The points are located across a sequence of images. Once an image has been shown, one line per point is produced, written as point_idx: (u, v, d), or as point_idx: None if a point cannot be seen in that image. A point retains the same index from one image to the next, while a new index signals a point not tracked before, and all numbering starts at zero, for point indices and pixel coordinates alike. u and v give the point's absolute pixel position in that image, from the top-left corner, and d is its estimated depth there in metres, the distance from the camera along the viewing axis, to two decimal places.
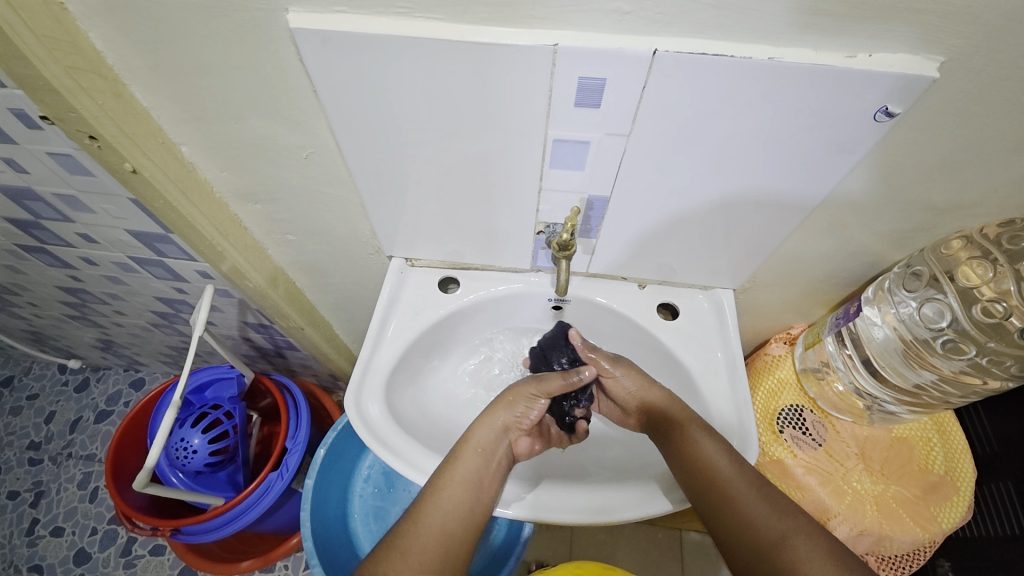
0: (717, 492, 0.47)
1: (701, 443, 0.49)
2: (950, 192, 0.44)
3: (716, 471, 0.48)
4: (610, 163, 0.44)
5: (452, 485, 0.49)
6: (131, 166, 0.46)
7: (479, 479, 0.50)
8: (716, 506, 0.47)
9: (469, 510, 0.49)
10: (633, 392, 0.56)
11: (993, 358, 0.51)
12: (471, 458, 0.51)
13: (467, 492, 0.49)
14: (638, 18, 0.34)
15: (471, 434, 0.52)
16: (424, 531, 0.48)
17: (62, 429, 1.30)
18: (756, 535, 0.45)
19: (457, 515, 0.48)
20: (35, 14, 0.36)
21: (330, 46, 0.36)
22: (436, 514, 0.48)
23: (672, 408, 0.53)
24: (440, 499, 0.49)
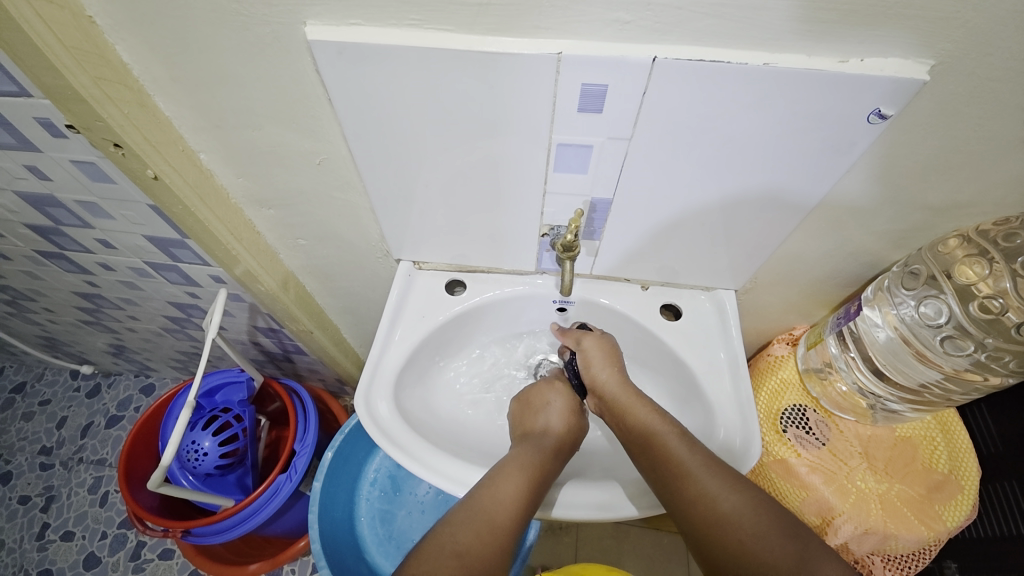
0: (689, 487, 0.47)
1: (668, 439, 0.51)
2: (946, 192, 0.45)
3: (685, 467, 0.48)
4: (612, 167, 0.45)
5: (497, 480, 0.49)
6: (153, 173, 0.47)
7: (534, 477, 0.50)
8: (698, 509, 0.46)
9: (524, 505, 0.48)
10: (591, 367, 0.59)
11: (992, 355, 0.52)
12: (527, 451, 0.53)
13: (517, 483, 0.49)
14: (638, 27, 0.35)
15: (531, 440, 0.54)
16: (463, 528, 0.45)
17: (73, 434, 1.32)
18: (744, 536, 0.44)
19: (512, 505, 0.47)
20: (65, 26, 0.38)
21: (344, 57, 0.38)
22: (497, 501, 0.47)
23: (623, 396, 0.56)
24: (485, 492, 0.48)
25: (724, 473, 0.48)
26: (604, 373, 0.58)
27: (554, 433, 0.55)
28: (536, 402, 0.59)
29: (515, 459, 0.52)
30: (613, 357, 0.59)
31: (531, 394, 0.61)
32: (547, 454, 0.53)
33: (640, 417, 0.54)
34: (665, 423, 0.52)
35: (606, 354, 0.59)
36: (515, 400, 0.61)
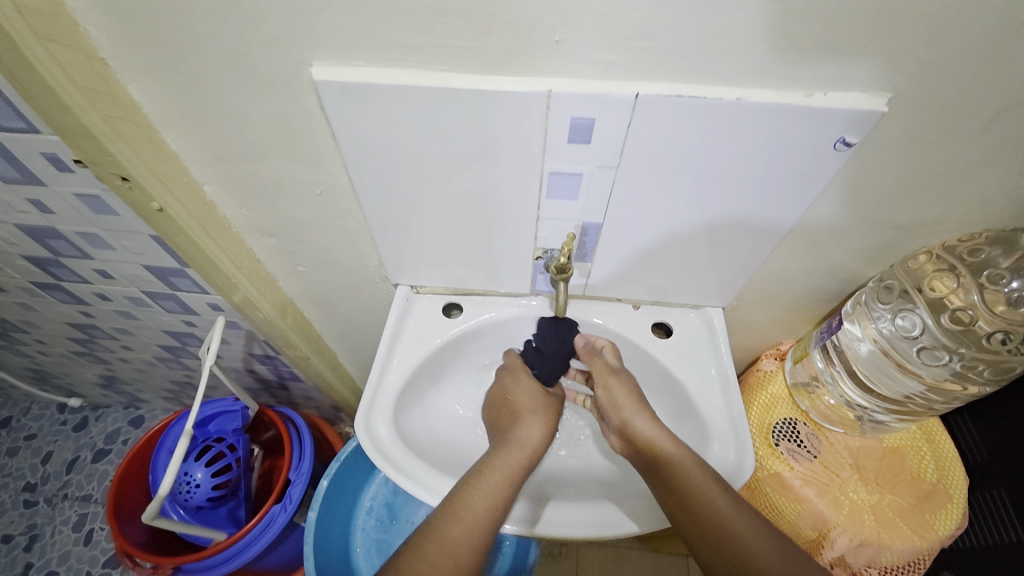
0: (698, 505, 0.49)
1: (678, 457, 0.52)
2: (913, 212, 0.48)
3: (696, 485, 0.49)
4: (601, 193, 0.48)
5: (489, 483, 0.51)
6: (157, 205, 0.49)
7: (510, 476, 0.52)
8: (703, 529, 0.48)
9: (500, 503, 0.50)
10: (619, 405, 0.56)
11: (967, 364, 0.54)
12: (516, 453, 0.54)
13: (498, 484, 0.51)
14: (621, 67, 0.38)
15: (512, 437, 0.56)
16: (450, 536, 0.48)
17: (58, 470, 1.28)
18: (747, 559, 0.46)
19: (492, 506, 0.50)
20: (79, 69, 0.39)
21: (347, 95, 0.40)
22: (477, 500, 0.50)
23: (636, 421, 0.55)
24: (466, 490, 0.50)
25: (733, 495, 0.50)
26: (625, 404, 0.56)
27: (530, 430, 0.56)
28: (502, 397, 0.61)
29: (509, 463, 0.53)
30: (631, 387, 0.58)
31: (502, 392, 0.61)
32: (526, 448, 0.55)
33: (646, 430, 0.54)
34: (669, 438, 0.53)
35: (626, 384, 0.58)
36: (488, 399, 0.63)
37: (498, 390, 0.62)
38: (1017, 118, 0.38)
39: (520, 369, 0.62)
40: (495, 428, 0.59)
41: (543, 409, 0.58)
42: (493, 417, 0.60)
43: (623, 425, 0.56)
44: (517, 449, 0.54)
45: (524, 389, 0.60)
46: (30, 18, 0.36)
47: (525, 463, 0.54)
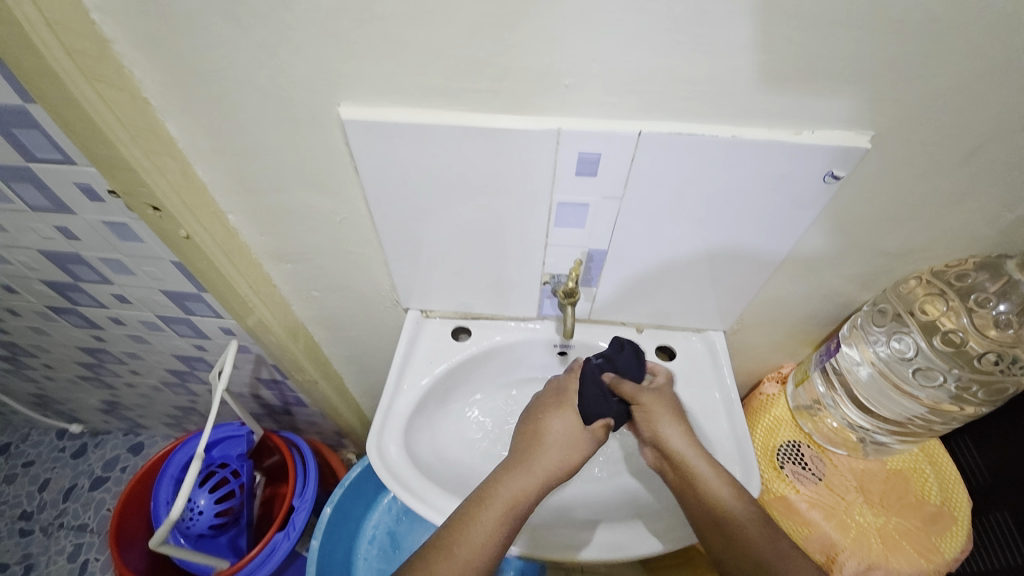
0: (732, 533, 0.48)
1: (712, 482, 0.51)
2: (901, 239, 0.50)
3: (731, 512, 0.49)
4: (606, 221, 0.51)
5: (490, 515, 0.48)
6: (185, 233, 0.52)
7: (511, 507, 0.49)
8: (735, 562, 0.48)
9: (503, 536, 0.48)
10: (654, 425, 0.56)
11: (961, 385, 0.56)
12: (523, 480, 0.51)
13: (499, 516, 0.48)
14: (624, 108, 0.41)
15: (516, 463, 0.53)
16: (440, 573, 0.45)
17: (55, 498, 1.27)
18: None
19: (492, 540, 0.47)
20: (125, 108, 0.42)
21: (371, 131, 0.43)
22: (475, 532, 0.47)
23: (671, 440, 0.55)
24: (464, 522, 0.48)
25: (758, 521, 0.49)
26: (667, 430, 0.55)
27: (547, 455, 0.53)
28: (535, 416, 0.58)
29: (513, 492, 0.50)
30: (675, 415, 0.57)
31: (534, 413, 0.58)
32: (535, 477, 0.51)
33: (686, 452, 0.54)
34: (708, 464, 0.52)
35: (669, 411, 0.57)
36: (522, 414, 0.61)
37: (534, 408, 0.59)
38: (993, 154, 0.41)
39: (565, 396, 0.59)
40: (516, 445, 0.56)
41: (575, 439, 0.55)
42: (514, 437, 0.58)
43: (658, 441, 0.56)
44: (523, 477, 0.51)
45: (561, 419, 0.56)
46: (79, 60, 0.39)
47: (531, 493, 0.51)
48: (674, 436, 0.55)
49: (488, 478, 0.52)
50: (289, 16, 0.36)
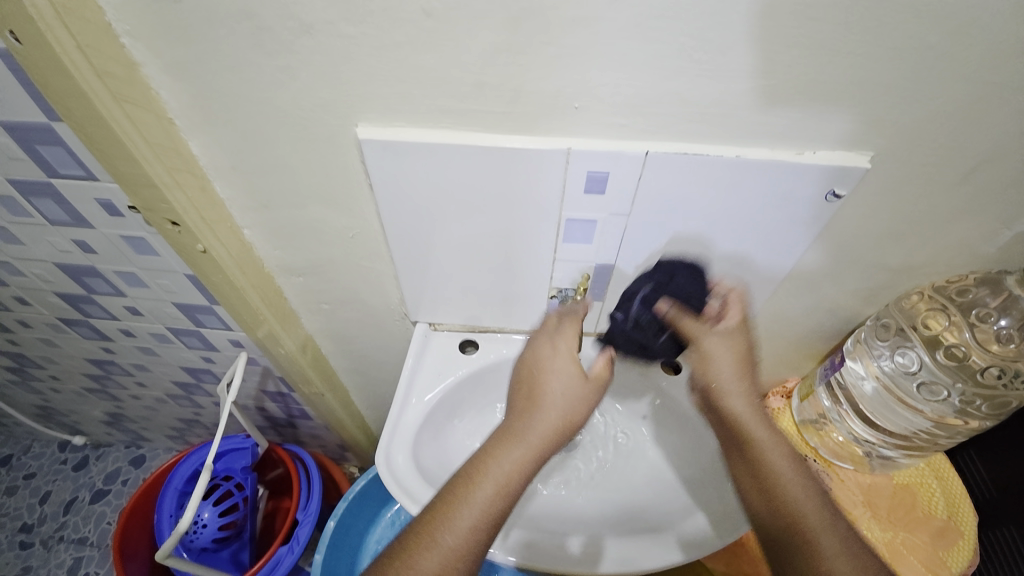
0: (785, 510, 0.45)
1: (769, 453, 0.48)
2: (902, 255, 0.51)
3: (785, 490, 0.46)
4: (614, 238, 0.52)
5: (477, 498, 0.44)
6: (202, 247, 0.53)
7: (501, 490, 0.45)
8: (785, 542, 0.44)
9: (490, 521, 0.44)
10: (710, 367, 0.50)
11: (965, 399, 0.57)
12: (516, 453, 0.46)
13: (488, 497, 0.44)
14: (632, 129, 0.43)
15: (508, 432, 0.48)
16: (422, 563, 0.42)
17: (56, 510, 1.27)
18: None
19: (478, 527, 0.43)
20: (151, 128, 0.44)
21: (387, 150, 0.45)
22: (463, 517, 0.44)
23: (727, 388, 0.49)
24: (449, 504, 0.44)
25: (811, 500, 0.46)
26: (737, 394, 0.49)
27: (539, 421, 0.48)
28: (531, 366, 0.52)
29: (504, 472, 0.45)
30: (750, 376, 0.50)
31: (531, 360, 0.52)
32: (530, 449, 0.46)
33: (748, 421, 0.49)
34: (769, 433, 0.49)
35: (740, 370, 0.49)
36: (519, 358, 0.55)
37: (532, 353, 0.53)
38: (989, 173, 0.43)
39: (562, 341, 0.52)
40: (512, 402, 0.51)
41: (579, 394, 0.49)
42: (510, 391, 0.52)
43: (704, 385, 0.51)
44: (517, 450, 0.46)
45: (558, 366, 0.50)
46: (109, 82, 0.40)
47: (525, 470, 0.46)
48: (741, 404, 0.49)
49: (477, 453, 0.47)
50: (312, 42, 0.38)
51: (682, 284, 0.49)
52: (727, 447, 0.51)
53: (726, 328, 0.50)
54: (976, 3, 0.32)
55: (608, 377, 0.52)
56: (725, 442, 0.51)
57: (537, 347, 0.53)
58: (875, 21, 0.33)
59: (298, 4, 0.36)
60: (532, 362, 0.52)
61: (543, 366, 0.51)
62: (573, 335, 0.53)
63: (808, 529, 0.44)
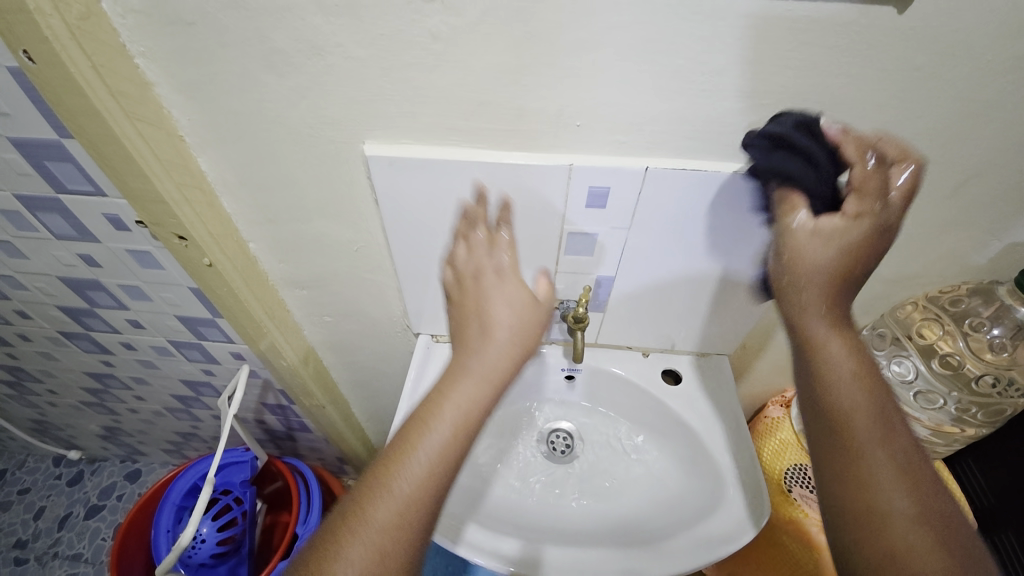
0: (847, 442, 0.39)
1: (840, 374, 0.40)
2: (896, 266, 0.53)
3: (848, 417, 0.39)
4: (615, 250, 0.53)
5: (433, 440, 0.40)
6: (208, 261, 0.53)
7: (460, 431, 0.41)
8: (839, 473, 0.38)
9: (448, 469, 0.40)
10: (798, 258, 0.39)
11: (961, 407, 0.58)
12: (467, 386, 0.42)
13: (443, 443, 0.40)
14: (632, 145, 0.44)
15: (464, 365, 0.43)
16: (379, 514, 0.37)
17: (51, 526, 1.25)
18: (882, 540, 0.35)
19: (434, 475, 0.39)
20: (162, 145, 0.45)
21: (393, 167, 0.46)
22: (420, 459, 0.40)
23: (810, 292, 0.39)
24: (406, 449, 0.40)
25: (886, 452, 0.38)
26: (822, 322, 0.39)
27: (492, 351, 0.43)
28: (472, 292, 0.46)
29: (462, 409, 0.41)
30: (841, 300, 0.39)
31: (470, 295, 0.46)
32: (484, 379, 0.42)
33: (835, 361, 0.40)
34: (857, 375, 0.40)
35: (823, 294, 0.39)
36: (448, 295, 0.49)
37: (469, 281, 0.47)
38: (978, 187, 0.44)
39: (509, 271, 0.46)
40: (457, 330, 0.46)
41: (529, 319, 0.45)
42: (453, 321, 0.47)
43: (783, 282, 0.41)
44: (470, 385, 0.42)
45: (504, 296, 0.45)
46: (122, 101, 0.41)
47: (479, 407, 0.42)
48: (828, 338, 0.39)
49: (427, 397, 0.43)
50: (323, 63, 0.39)
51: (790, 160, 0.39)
52: (816, 390, 0.41)
53: (818, 232, 0.38)
54: (959, 29, 0.33)
55: (550, 304, 0.47)
56: (802, 385, 0.42)
57: (472, 283, 0.46)
58: (865, 45, 0.35)
59: (309, 27, 0.37)
60: (473, 296, 0.46)
61: (485, 300, 0.45)
62: (511, 263, 0.47)
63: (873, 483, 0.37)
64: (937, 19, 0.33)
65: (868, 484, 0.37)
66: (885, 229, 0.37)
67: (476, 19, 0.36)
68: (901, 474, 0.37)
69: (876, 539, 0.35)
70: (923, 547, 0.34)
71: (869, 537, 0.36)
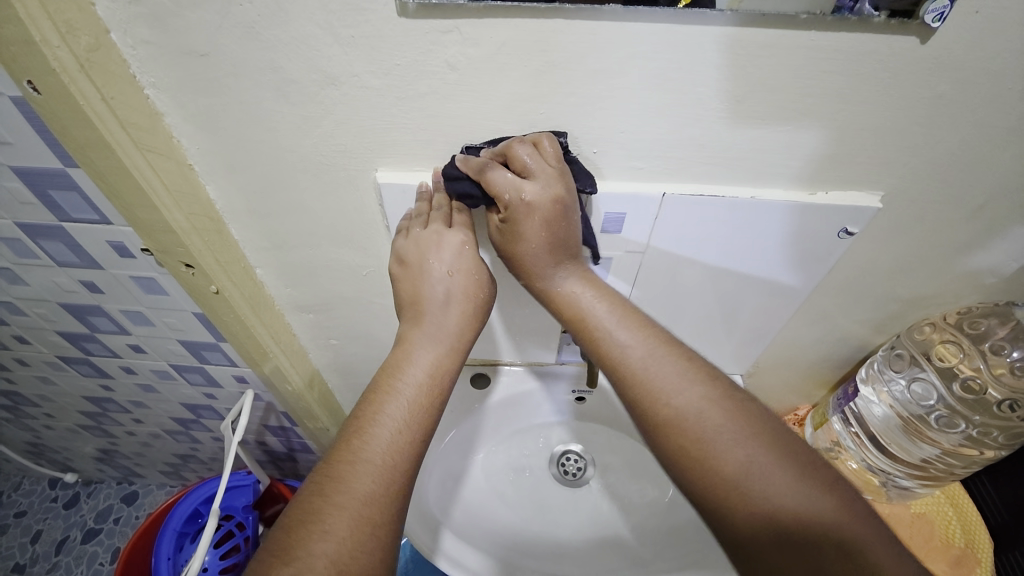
0: (648, 398, 0.41)
1: (611, 336, 0.44)
2: (911, 286, 0.52)
3: (638, 369, 0.42)
4: (627, 274, 0.53)
5: (392, 410, 0.42)
6: (215, 288, 0.52)
7: (425, 398, 0.43)
8: (663, 429, 0.40)
9: (418, 436, 0.42)
10: (511, 244, 0.44)
11: (982, 430, 0.57)
12: (436, 351, 0.45)
13: (406, 415, 0.42)
14: (650, 172, 0.44)
15: (418, 330, 0.46)
16: (355, 482, 0.37)
17: (47, 551, 1.22)
18: (717, 467, 0.37)
19: (405, 445, 0.40)
20: (171, 175, 0.44)
21: (407, 194, 0.46)
22: (383, 431, 0.40)
23: (534, 260, 0.44)
24: (372, 420, 0.41)
25: (678, 376, 0.41)
26: (556, 273, 0.46)
27: (450, 316, 0.46)
28: (416, 258, 0.46)
29: (422, 376, 0.44)
30: (559, 252, 0.45)
31: (425, 263, 0.46)
32: (448, 347, 0.46)
33: (589, 308, 0.45)
34: (614, 318, 0.44)
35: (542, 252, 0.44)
36: (394, 261, 0.48)
37: (411, 248, 0.46)
38: (996, 209, 0.44)
39: (467, 241, 0.46)
40: (404, 298, 0.47)
41: (483, 286, 0.47)
42: (399, 292, 0.48)
43: (517, 263, 0.45)
44: (428, 351, 0.45)
45: (444, 256, 0.45)
46: (133, 132, 0.40)
47: (443, 372, 0.45)
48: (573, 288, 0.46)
49: (387, 366, 0.44)
50: (337, 93, 0.39)
51: (466, 184, 0.42)
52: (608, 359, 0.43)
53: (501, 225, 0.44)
54: (984, 57, 0.33)
55: (490, 274, 0.48)
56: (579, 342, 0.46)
57: (425, 252, 0.45)
58: (886, 73, 0.35)
59: (326, 59, 0.36)
60: (430, 268, 0.46)
61: (442, 275, 0.46)
62: (467, 239, 0.46)
63: (687, 424, 0.39)
64: (963, 47, 0.33)
65: (679, 418, 0.39)
66: (530, 207, 0.40)
67: (494, 49, 0.35)
68: (691, 386, 0.40)
69: (711, 468, 0.37)
70: (739, 448, 0.37)
71: (708, 473, 0.37)
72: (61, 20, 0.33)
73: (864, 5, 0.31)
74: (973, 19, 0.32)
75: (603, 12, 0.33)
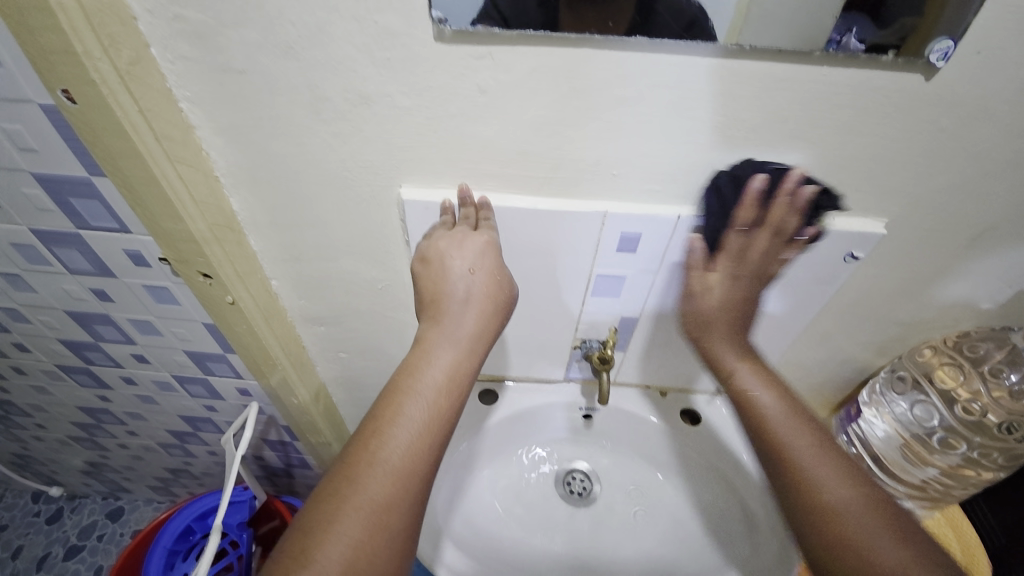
0: (780, 455, 0.43)
1: (758, 397, 0.46)
2: (912, 310, 0.54)
3: (777, 430, 0.44)
4: (639, 293, 0.55)
5: (410, 412, 0.40)
6: (231, 298, 0.52)
7: (444, 402, 0.41)
8: (796, 491, 0.42)
9: (437, 441, 0.40)
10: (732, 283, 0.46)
11: (981, 452, 0.59)
12: (452, 355, 0.43)
13: (425, 417, 0.40)
14: (664, 196, 0.45)
15: (439, 331, 0.44)
16: (370, 488, 0.36)
17: (25, 569, 1.17)
18: (843, 536, 0.38)
19: (422, 450, 0.39)
20: (198, 185, 0.45)
21: (429, 211, 0.47)
22: (402, 433, 0.39)
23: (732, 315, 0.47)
24: (391, 420, 0.39)
25: (813, 450, 0.43)
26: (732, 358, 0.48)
27: (467, 319, 0.44)
28: (437, 259, 0.46)
29: (441, 378, 0.42)
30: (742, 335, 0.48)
31: (447, 262, 0.46)
32: (465, 351, 0.44)
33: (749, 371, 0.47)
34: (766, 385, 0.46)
35: (724, 321, 0.47)
36: (416, 259, 0.48)
37: (433, 253, 0.46)
38: (995, 237, 0.46)
39: (489, 244, 0.46)
40: (424, 299, 0.46)
41: (502, 288, 0.47)
42: (420, 291, 0.47)
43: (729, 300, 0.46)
44: (447, 352, 0.43)
45: (464, 254, 0.46)
46: (166, 144, 0.41)
47: (462, 375, 0.43)
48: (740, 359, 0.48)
49: (408, 364, 0.42)
50: (367, 110, 0.40)
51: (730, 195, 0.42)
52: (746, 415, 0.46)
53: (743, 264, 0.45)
54: (983, 93, 0.36)
55: (512, 280, 0.48)
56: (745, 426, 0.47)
57: (447, 252, 0.46)
58: (892, 107, 0.37)
59: (360, 78, 0.38)
60: (452, 267, 0.46)
61: (465, 272, 0.46)
62: (491, 240, 0.47)
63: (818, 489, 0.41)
64: (963, 84, 0.35)
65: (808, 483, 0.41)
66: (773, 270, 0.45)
67: (524, 75, 0.37)
68: (831, 462, 0.42)
69: (836, 536, 0.38)
70: (872, 527, 0.38)
71: (834, 537, 0.38)
72: (105, 33, 0.34)
73: (850, 39, 0.33)
74: (974, 59, 0.34)
75: (629, 44, 0.35)
